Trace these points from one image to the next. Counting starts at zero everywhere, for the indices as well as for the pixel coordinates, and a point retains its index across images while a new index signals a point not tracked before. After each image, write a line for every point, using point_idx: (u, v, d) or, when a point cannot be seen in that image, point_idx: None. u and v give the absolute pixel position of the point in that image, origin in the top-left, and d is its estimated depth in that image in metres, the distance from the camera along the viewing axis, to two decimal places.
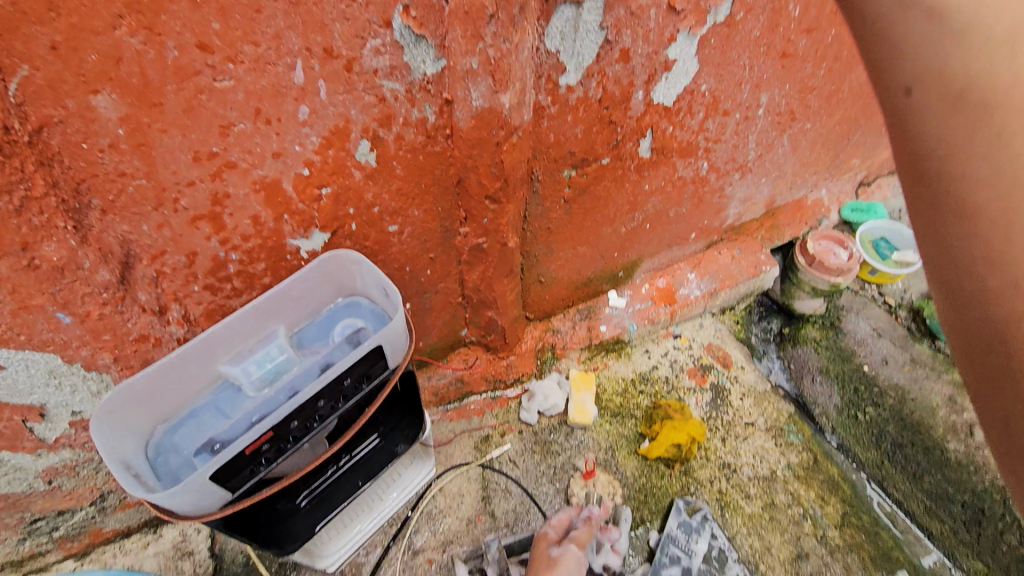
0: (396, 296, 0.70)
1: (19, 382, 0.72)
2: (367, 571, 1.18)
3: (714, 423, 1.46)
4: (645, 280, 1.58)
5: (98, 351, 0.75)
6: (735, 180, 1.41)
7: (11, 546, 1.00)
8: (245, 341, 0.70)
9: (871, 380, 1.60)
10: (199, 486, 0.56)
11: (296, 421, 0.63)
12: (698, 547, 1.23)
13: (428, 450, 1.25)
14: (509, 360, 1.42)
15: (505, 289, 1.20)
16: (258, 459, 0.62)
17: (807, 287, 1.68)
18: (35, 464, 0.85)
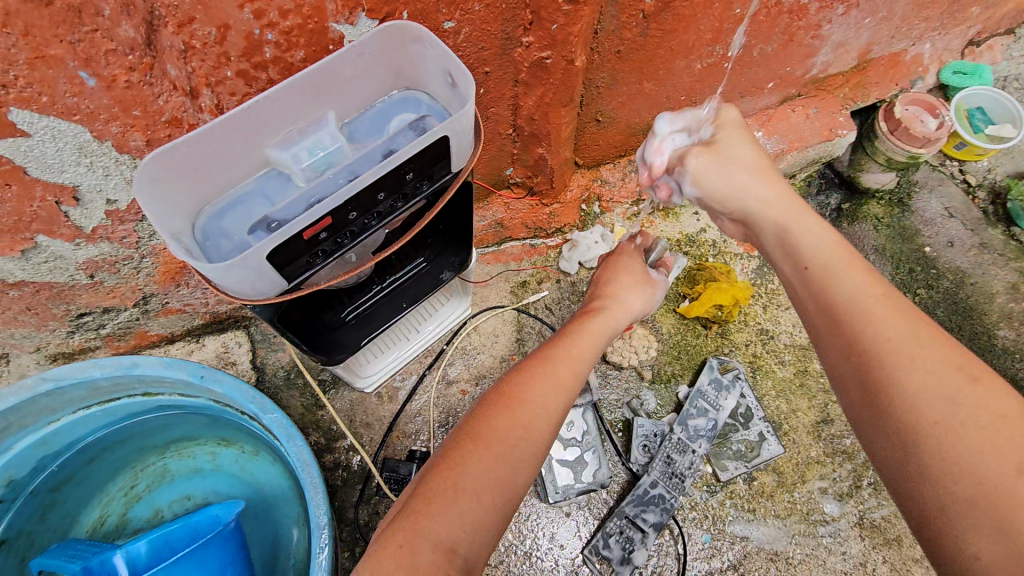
0: (465, 83, 0.59)
1: (48, 156, 0.67)
2: (403, 396, 1.22)
3: (758, 290, 1.41)
4: None
5: (129, 130, 0.68)
6: (836, 16, 1.20)
7: (62, 338, 1.02)
8: (293, 124, 0.61)
9: (929, 262, 1.51)
10: (254, 265, 0.51)
11: (354, 212, 0.56)
12: (726, 402, 1.23)
13: (467, 287, 1.23)
14: (551, 209, 1.34)
15: (561, 121, 1.09)
16: (315, 249, 0.56)
17: (882, 158, 1.52)
18: (75, 255, 0.83)
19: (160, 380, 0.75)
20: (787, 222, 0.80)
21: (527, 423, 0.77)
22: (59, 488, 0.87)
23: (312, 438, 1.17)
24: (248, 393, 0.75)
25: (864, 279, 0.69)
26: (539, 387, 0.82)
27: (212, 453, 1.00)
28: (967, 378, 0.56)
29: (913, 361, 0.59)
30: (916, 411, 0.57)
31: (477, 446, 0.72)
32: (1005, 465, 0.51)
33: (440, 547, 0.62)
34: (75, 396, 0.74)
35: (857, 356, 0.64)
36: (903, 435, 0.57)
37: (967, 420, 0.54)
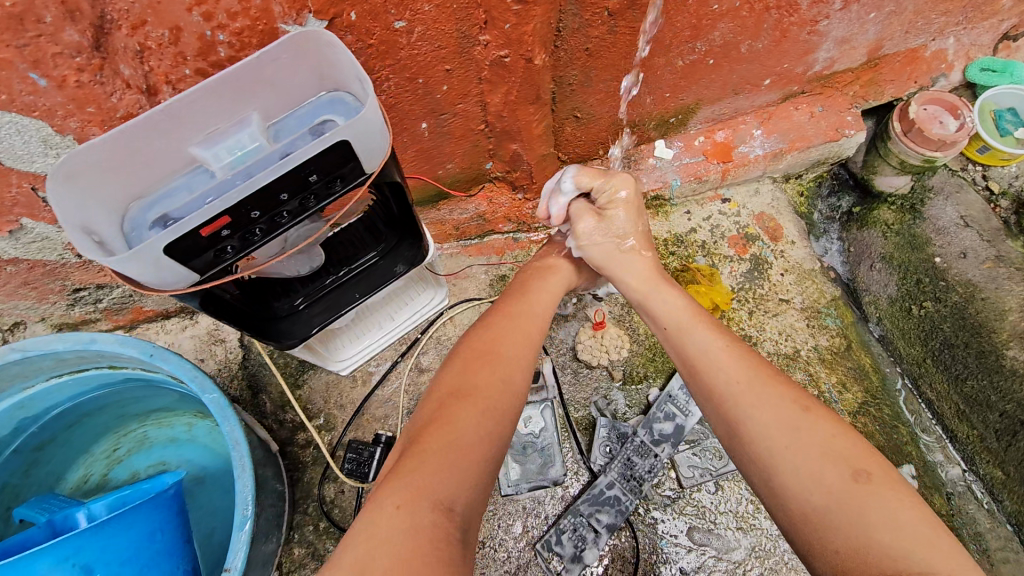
0: (370, 89, 0.62)
1: (17, 148, 0.74)
2: (375, 380, 1.26)
3: (745, 295, 1.38)
4: (700, 132, 1.40)
5: (88, 125, 0.74)
6: (835, 10, 1.14)
7: (63, 310, 1.12)
8: (216, 125, 0.65)
9: (940, 274, 1.40)
10: (153, 258, 0.56)
11: (257, 211, 0.61)
12: (696, 408, 1.20)
13: (440, 279, 1.26)
14: (534, 203, 1.35)
15: (530, 118, 1.09)
16: (221, 244, 0.61)
17: (894, 160, 1.44)
18: (59, 236, 0.91)
19: (117, 355, 0.82)
20: (647, 292, 0.95)
21: (506, 380, 0.82)
22: (44, 446, 0.96)
23: (287, 415, 1.23)
24: (192, 372, 0.81)
25: (708, 335, 0.84)
26: (512, 350, 0.87)
27: (187, 425, 1.08)
28: (802, 409, 0.72)
29: (757, 402, 0.73)
30: (768, 442, 0.70)
31: (462, 404, 0.77)
32: (841, 473, 0.65)
33: (435, 500, 0.66)
34: (43, 366, 0.82)
35: (717, 401, 0.77)
36: (763, 465, 0.70)
37: (808, 441, 0.68)
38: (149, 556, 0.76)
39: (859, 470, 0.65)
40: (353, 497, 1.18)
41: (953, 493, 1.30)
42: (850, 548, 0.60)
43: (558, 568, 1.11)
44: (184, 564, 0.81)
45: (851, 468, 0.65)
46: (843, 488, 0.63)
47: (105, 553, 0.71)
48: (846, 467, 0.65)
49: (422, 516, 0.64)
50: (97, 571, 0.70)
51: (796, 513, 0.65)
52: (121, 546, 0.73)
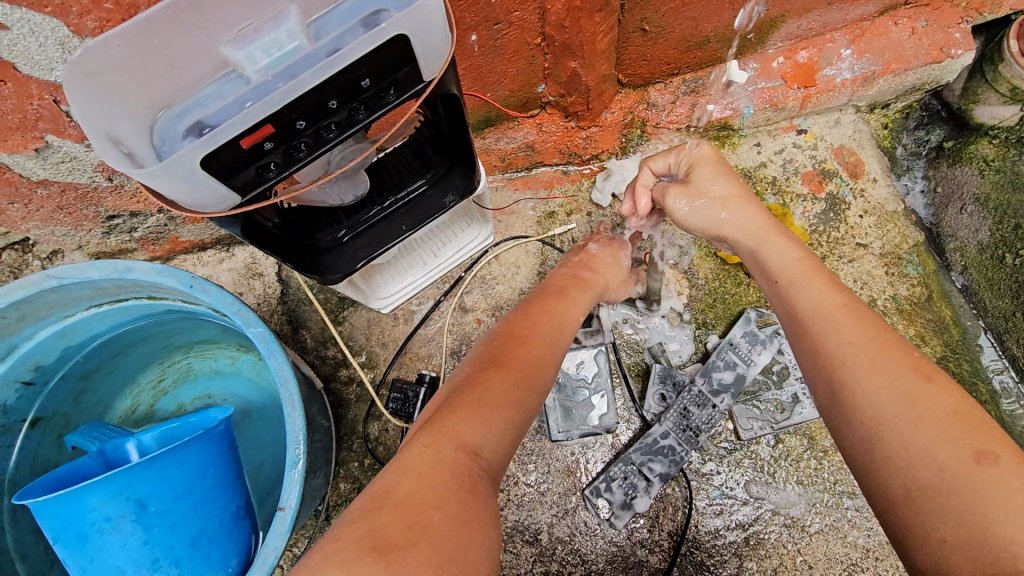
0: None
1: (33, 51, 0.66)
2: (418, 319, 1.21)
3: (818, 238, 1.26)
4: (780, 51, 1.24)
5: (106, 25, 0.65)
6: None
7: (98, 238, 1.08)
8: (249, 19, 0.55)
9: None
10: (189, 174, 0.49)
11: (302, 121, 0.53)
12: (760, 358, 1.11)
13: (487, 216, 1.16)
14: (589, 132, 1.22)
15: (595, 30, 0.96)
16: (263, 160, 0.54)
17: (1004, 86, 1.24)
18: (88, 156, 0.84)
19: (157, 285, 0.77)
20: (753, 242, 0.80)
21: (540, 361, 0.78)
22: (90, 376, 0.93)
23: (329, 352, 1.19)
24: (234, 306, 0.75)
25: (825, 290, 0.69)
26: (546, 335, 0.83)
27: (231, 358, 1.06)
28: (920, 377, 0.58)
29: (872, 366, 0.60)
30: (878, 412, 0.57)
31: (497, 371, 0.73)
32: (961, 454, 0.51)
33: (466, 448, 0.61)
34: (82, 294, 0.78)
35: (824, 366, 0.64)
36: (863, 438, 0.58)
37: (925, 414, 0.54)
38: (202, 492, 0.70)
39: (984, 450, 0.50)
40: (397, 437, 1.16)
41: None
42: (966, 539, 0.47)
43: (608, 514, 1.07)
44: (237, 500, 0.75)
45: (973, 448, 0.51)
46: (959, 469, 0.50)
47: (158, 488, 0.66)
48: (967, 447, 0.51)
49: (452, 460, 0.59)
50: (151, 505, 0.66)
51: (898, 486, 0.54)
52: (173, 482, 0.67)
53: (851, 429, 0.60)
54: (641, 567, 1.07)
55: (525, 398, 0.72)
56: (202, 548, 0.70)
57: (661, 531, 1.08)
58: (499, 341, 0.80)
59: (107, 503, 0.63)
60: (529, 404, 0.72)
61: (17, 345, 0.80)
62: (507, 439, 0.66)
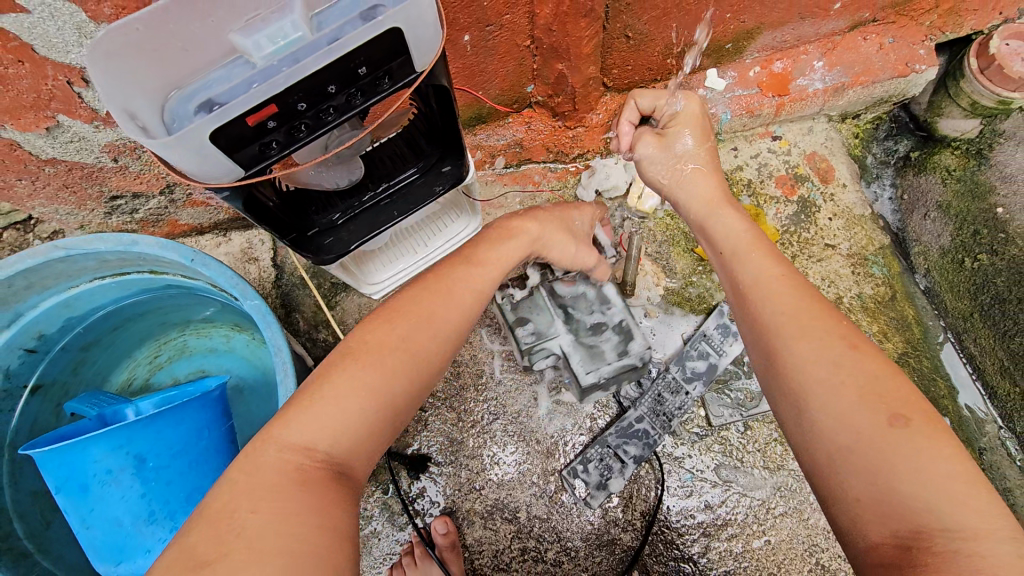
0: None
1: (51, 35, 0.70)
2: None
3: (790, 238, 1.33)
4: (758, 61, 1.30)
5: (122, 12, 0.70)
6: None
7: (101, 218, 1.12)
8: (257, 10, 0.60)
9: (999, 225, 1.33)
10: (199, 146, 0.54)
11: (304, 103, 0.58)
12: (731, 349, 1.18)
13: (476, 208, 1.22)
14: (575, 132, 1.29)
15: (581, 34, 1.02)
16: (266, 138, 0.59)
17: (965, 100, 1.34)
18: (96, 137, 0.89)
19: (159, 259, 0.82)
20: (708, 215, 0.93)
21: (405, 337, 0.71)
22: (89, 348, 0.98)
23: (320, 335, 1.24)
24: (233, 279, 0.80)
25: (764, 263, 0.80)
26: (432, 305, 0.76)
27: (226, 336, 1.10)
28: (848, 347, 0.66)
29: (800, 336, 0.69)
30: (805, 377, 0.66)
31: (346, 359, 0.68)
32: (877, 419, 0.60)
33: (292, 448, 0.60)
34: (87, 266, 0.83)
35: (762, 334, 0.74)
36: (794, 401, 0.67)
37: (846, 381, 0.63)
38: (199, 452, 0.75)
39: (897, 414, 0.60)
40: None
41: (985, 448, 1.27)
42: (873, 497, 0.57)
43: (584, 494, 1.13)
44: (231, 463, 0.81)
45: (889, 412, 0.60)
46: (876, 432, 0.59)
47: (157, 446, 0.71)
48: (882, 412, 0.60)
49: (272, 462, 0.59)
50: (150, 461, 0.71)
51: (820, 448, 0.62)
52: (173, 440, 0.73)
53: (781, 390, 0.69)
54: (615, 545, 1.13)
55: (379, 377, 0.67)
56: (195, 505, 0.75)
57: (634, 511, 1.14)
58: (376, 315, 0.75)
59: (110, 455, 0.68)
60: (388, 384, 0.67)
61: (24, 312, 0.84)
62: (350, 427, 0.63)
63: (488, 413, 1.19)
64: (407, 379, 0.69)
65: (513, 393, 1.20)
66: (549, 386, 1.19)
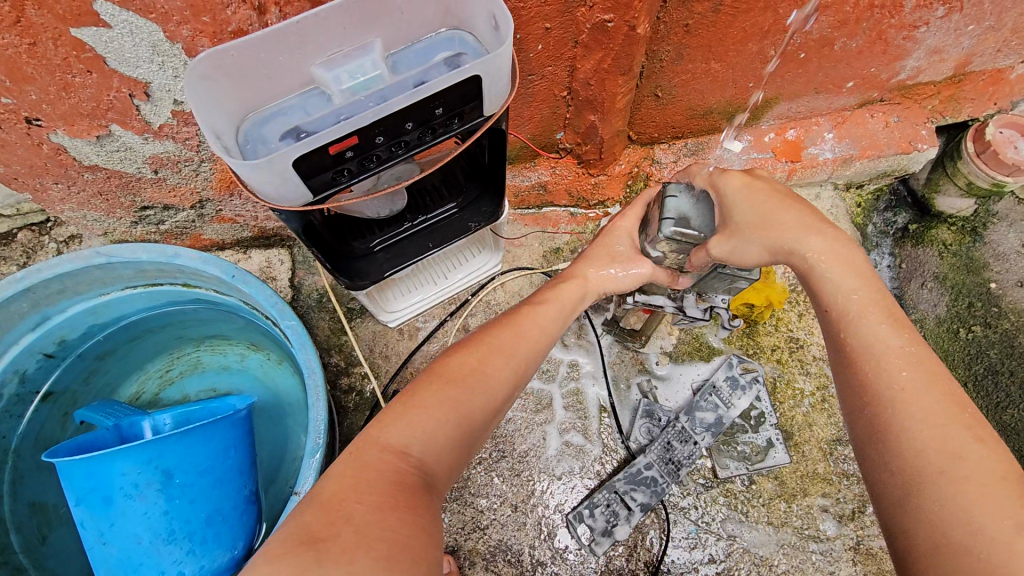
0: (507, 29, 0.62)
1: (126, 50, 0.72)
2: (422, 335, 1.26)
3: (797, 297, 1.33)
4: (772, 128, 1.38)
5: (198, 35, 0.72)
6: (935, 18, 1.12)
7: (127, 227, 1.11)
8: (340, 47, 0.64)
9: (993, 299, 1.41)
10: (282, 169, 0.56)
11: (381, 137, 0.61)
12: (739, 402, 1.19)
13: (498, 243, 1.25)
14: (597, 180, 1.33)
15: (617, 90, 1.07)
16: (341, 166, 0.61)
17: (962, 180, 1.41)
18: (142, 148, 0.90)
19: (197, 272, 0.84)
20: (812, 271, 0.72)
21: (481, 361, 0.74)
22: (105, 358, 0.97)
23: (332, 359, 1.23)
24: (271, 298, 0.81)
25: (887, 328, 0.65)
26: (507, 338, 0.79)
27: (241, 355, 1.08)
28: (973, 441, 0.56)
29: (924, 418, 0.58)
30: (923, 461, 0.56)
31: (431, 377, 0.71)
32: (1002, 522, 0.50)
33: (389, 450, 0.62)
34: (124, 274, 0.84)
35: (871, 411, 0.62)
36: (900, 483, 0.57)
37: (973, 476, 0.53)
38: (224, 470, 0.78)
39: None
40: None
41: None
42: None
43: (588, 540, 1.11)
44: (249, 485, 0.83)
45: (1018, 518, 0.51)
46: (1001, 535, 0.50)
47: (185, 462, 0.75)
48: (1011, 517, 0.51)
49: (376, 462, 0.60)
50: (176, 477, 0.74)
51: (926, 532, 0.54)
52: (199, 458, 0.76)
53: (887, 473, 0.59)
54: None
55: (460, 393, 0.69)
56: (214, 526, 0.77)
57: (638, 561, 1.13)
58: (459, 343, 0.78)
59: (137, 469, 0.71)
60: (467, 400, 0.69)
61: (49, 317, 0.85)
62: (439, 434, 0.65)
63: (497, 450, 1.18)
64: (484, 399, 0.71)
65: (521, 430, 1.19)
66: (560, 427, 1.20)
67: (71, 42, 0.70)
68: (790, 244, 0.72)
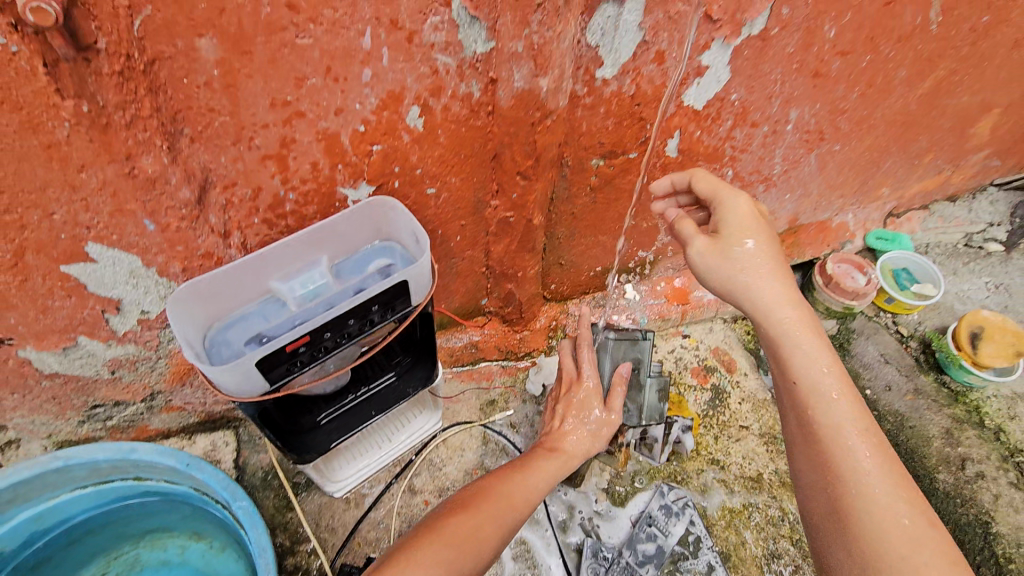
0: (425, 242, 0.81)
1: (106, 277, 0.86)
2: (368, 502, 1.30)
3: (709, 421, 1.50)
4: (661, 278, 1.65)
5: (171, 260, 0.88)
6: (760, 192, 1.46)
7: (72, 427, 1.14)
8: (292, 264, 0.81)
9: (872, 404, 1.61)
10: (245, 369, 0.69)
11: (328, 333, 0.75)
12: (675, 529, 1.29)
13: (437, 401, 1.36)
14: (521, 335, 1.52)
15: (526, 264, 1.30)
16: (295, 359, 0.74)
17: (821, 307, 1.72)
18: (104, 353, 0.99)
19: (151, 465, 0.89)
20: (783, 342, 0.86)
21: (478, 526, 0.86)
22: (37, 568, 0.95)
23: (278, 539, 1.23)
24: (222, 481, 0.87)
25: (849, 405, 0.80)
26: (492, 505, 0.91)
27: (182, 546, 1.07)
28: (910, 518, 0.70)
29: (883, 503, 0.72)
30: (886, 542, 0.69)
31: (433, 535, 0.82)
32: None
33: None
34: (77, 475, 0.88)
35: (836, 489, 0.76)
36: (861, 553, 0.71)
37: (924, 554, 0.67)
38: None
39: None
40: None
41: None
42: None
43: None
44: None
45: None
46: None
47: None
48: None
49: None
50: None
51: None
52: None
53: (847, 541, 0.73)
54: None
55: (458, 556, 0.80)
56: None
57: None
58: (450, 508, 0.90)
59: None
60: (465, 563, 0.80)
61: None
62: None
63: None
64: (477, 563, 0.82)
65: None
66: None
67: (58, 276, 0.82)
68: (748, 289, 0.87)
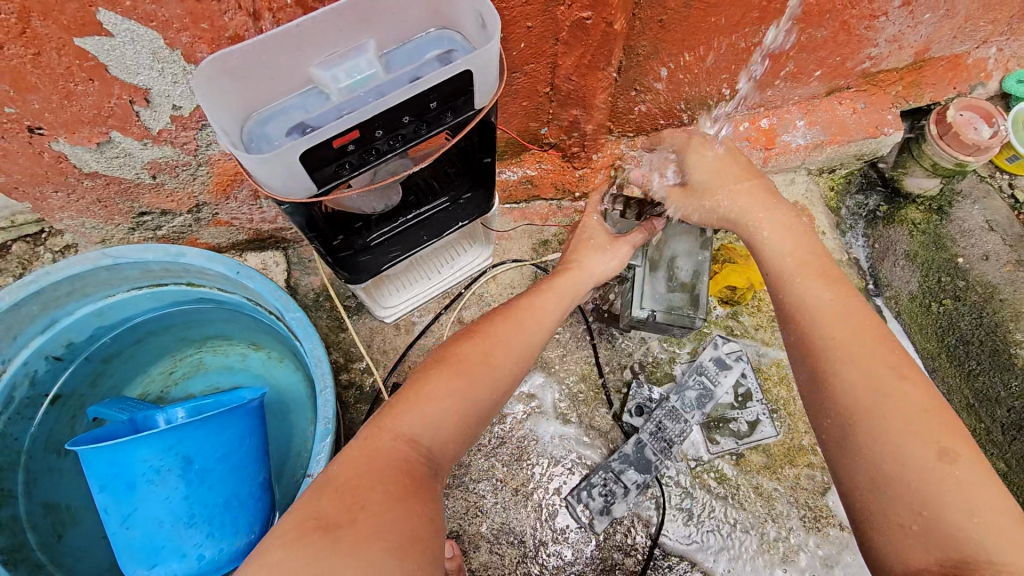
0: (493, 26, 0.66)
1: (127, 59, 0.75)
2: (418, 330, 1.30)
3: None
4: (746, 118, 1.44)
5: (197, 42, 0.76)
6: (893, 8, 1.18)
7: (124, 233, 1.13)
8: (335, 48, 0.68)
9: (961, 273, 1.44)
10: (289, 163, 0.60)
11: (380, 131, 0.65)
12: (725, 380, 1.25)
13: (489, 236, 1.29)
14: (582, 173, 1.38)
15: (597, 85, 1.12)
16: (343, 160, 0.65)
17: (927, 162, 1.48)
18: (141, 154, 0.92)
19: (201, 269, 0.87)
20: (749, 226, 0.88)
21: (490, 352, 0.81)
22: (110, 360, 1.01)
23: (332, 356, 1.26)
24: (275, 292, 0.84)
25: (818, 285, 0.78)
26: (503, 329, 0.85)
27: (242, 355, 1.10)
28: (896, 376, 0.66)
29: (846, 356, 0.69)
30: (858, 404, 0.65)
31: (441, 368, 0.77)
32: (928, 453, 0.59)
33: (402, 436, 0.67)
34: (131, 274, 0.88)
35: (808, 357, 0.73)
36: (849, 416, 0.65)
37: (902, 414, 0.62)
38: (240, 458, 0.83)
39: (946, 449, 0.59)
40: None
41: None
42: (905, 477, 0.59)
43: (588, 519, 1.16)
44: (262, 474, 0.87)
45: (937, 447, 0.59)
46: (927, 467, 0.58)
47: (204, 448, 0.79)
48: (931, 446, 0.60)
49: (388, 448, 0.65)
50: (195, 463, 0.78)
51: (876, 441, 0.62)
52: (216, 445, 0.80)
53: (836, 403, 0.68)
54: (618, 569, 1.15)
55: (469, 381, 0.75)
56: (231, 511, 0.82)
57: (636, 535, 1.17)
58: (459, 336, 0.84)
59: (157, 455, 0.75)
60: (478, 387, 0.76)
61: (58, 319, 0.89)
62: (447, 426, 0.71)
63: (496, 437, 1.21)
64: (492, 388, 0.77)
65: (519, 418, 1.23)
66: (557, 414, 1.24)
67: (75, 52, 0.73)
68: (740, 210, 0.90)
